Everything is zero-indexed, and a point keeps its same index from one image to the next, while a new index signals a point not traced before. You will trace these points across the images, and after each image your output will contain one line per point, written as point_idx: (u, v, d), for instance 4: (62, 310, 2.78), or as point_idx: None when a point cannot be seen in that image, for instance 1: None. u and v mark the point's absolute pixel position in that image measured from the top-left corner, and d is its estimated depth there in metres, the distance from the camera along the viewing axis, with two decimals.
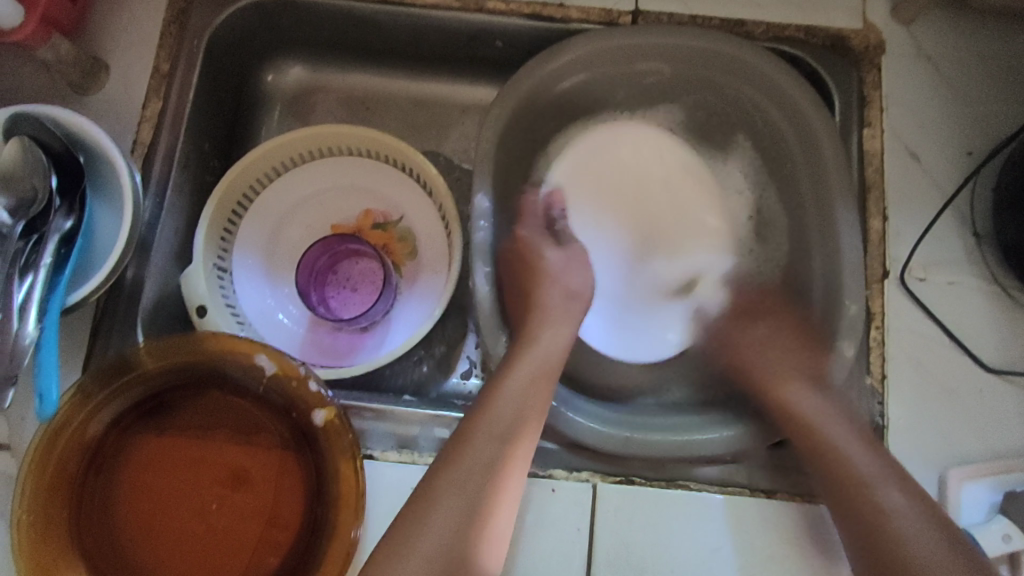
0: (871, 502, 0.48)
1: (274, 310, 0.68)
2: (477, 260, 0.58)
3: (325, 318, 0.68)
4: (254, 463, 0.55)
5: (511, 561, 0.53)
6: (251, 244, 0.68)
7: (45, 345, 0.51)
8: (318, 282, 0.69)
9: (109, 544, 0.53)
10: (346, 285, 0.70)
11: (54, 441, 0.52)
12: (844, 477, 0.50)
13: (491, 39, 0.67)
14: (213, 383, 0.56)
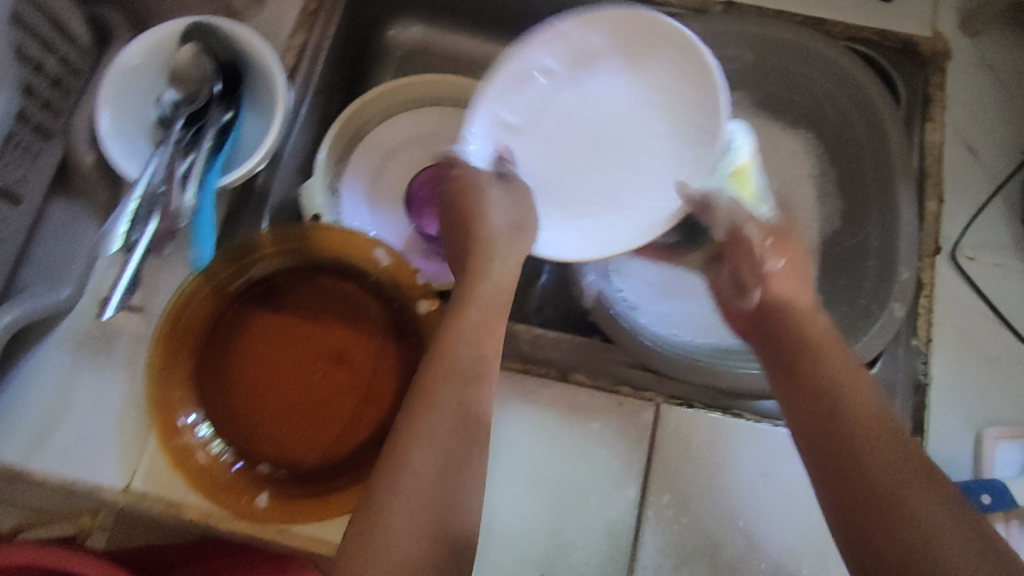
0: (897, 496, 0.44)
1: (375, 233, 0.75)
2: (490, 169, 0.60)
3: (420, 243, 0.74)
4: (354, 345, 0.62)
5: (576, 460, 0.60)
6: (360, 172, 0.76)
7: (201, 211, 0.58)
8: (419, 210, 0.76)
9: (222, 395, 0.60)
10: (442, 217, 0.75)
11: (193, 294, 0.59)
12: (876, 477, 0.45)
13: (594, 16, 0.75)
14: (321, 272, 0.63)
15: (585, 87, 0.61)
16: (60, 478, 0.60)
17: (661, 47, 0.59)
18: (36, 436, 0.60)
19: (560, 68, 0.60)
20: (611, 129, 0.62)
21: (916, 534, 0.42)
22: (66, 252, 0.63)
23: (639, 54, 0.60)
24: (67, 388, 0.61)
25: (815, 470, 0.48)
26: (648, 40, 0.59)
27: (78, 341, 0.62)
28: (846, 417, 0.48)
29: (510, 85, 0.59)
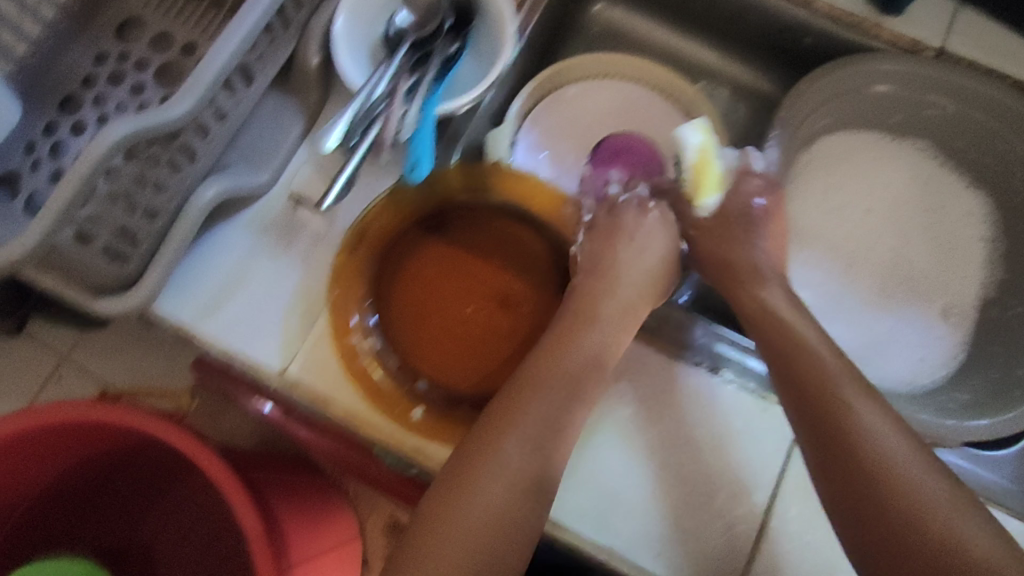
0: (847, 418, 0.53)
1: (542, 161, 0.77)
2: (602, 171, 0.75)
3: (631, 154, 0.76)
4: (519, 293, 0.64)
5: (711, 451, 0.61)
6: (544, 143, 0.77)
7: (421, 128, 0.61)
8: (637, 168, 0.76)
9: (390, 308, 0.62)
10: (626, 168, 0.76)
11: (383, 212, 0.63)
12: (827, 402, 0.54)
13: (801, 36, 0.75)
14: (496, 215, 0.66)
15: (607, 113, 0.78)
16: (223, 351, 0.62)
17: (619, 80, 0.78)
18: (207, 304, 0.63)
19: (580, 109, 0.78)
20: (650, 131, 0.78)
21: (862, 451, 0.52)
22: (269, 142, 0.66)
23: (614, 86, 0.78)
24: (242, 267, 0.64)
25: (792, 405, 0.56)
26: (617, 76, 0.78)
27: (263, 226, 0.65)
28: (799, 355, 0.57)
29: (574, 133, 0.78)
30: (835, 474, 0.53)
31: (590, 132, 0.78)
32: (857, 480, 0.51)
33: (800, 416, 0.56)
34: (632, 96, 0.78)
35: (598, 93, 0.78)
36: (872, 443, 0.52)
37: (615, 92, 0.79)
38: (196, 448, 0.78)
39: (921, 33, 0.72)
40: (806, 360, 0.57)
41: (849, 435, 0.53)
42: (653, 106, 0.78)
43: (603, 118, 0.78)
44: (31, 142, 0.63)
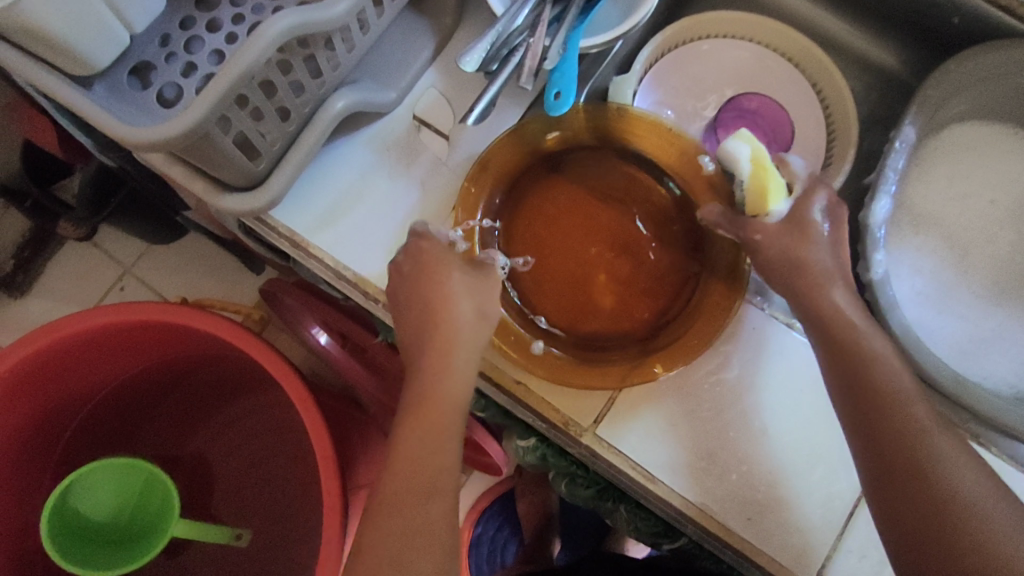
0: (910, 421, 0.51)
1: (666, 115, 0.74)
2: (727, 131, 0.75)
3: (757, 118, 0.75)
4: (638, 242, 0.63)
5: (808, 428, 0.59)
6: (671, 101, 0.75)
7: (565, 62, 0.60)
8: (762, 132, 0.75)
9: (510, 240, 0.63)
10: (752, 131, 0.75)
11: (507, 146, 0.62)
12: (896, 409, 0.51)
13: (951, 15, 0.71)
14: (619, 159, 0.65)
15: (733, 71, 0.76)
16: (336, 265, 0.63)
17: (751, 38, 0.76)
18: (325, 215, 0.63)
19: (708, 63, 0.76)
20: (774, 95, 0.75)
21: (922, 462, 0.50)
22: (399, 63, 0.65)
23: (745, 44, 0.76)
24: (361, 183, 0.64)
25: (847, 402, 0.53)
26: (750, 35, 0.75)
27: (384, 147, 0.65)
28: (869, 352, 0.53)
29: (698, 86, 0.76)
30: (889, 483, 0.51)
31: (713, 87, 0.76)
32: (909, 491, 0.50)
33: (857, 416, 0.52)
34: (763, 57, 0.76)
35: (727, 50, 0.76)
36: (934, 457, 0.50)
37: (744, 50, 0.76)
38: (276, 366, 0.78)
39: None
40: (880, 359, 0.52)
41: (910, 447, 0.50)
42: (783, 70, 0.75)
43: (729, 76, 0.76)
44: (166, 34, 0.61)
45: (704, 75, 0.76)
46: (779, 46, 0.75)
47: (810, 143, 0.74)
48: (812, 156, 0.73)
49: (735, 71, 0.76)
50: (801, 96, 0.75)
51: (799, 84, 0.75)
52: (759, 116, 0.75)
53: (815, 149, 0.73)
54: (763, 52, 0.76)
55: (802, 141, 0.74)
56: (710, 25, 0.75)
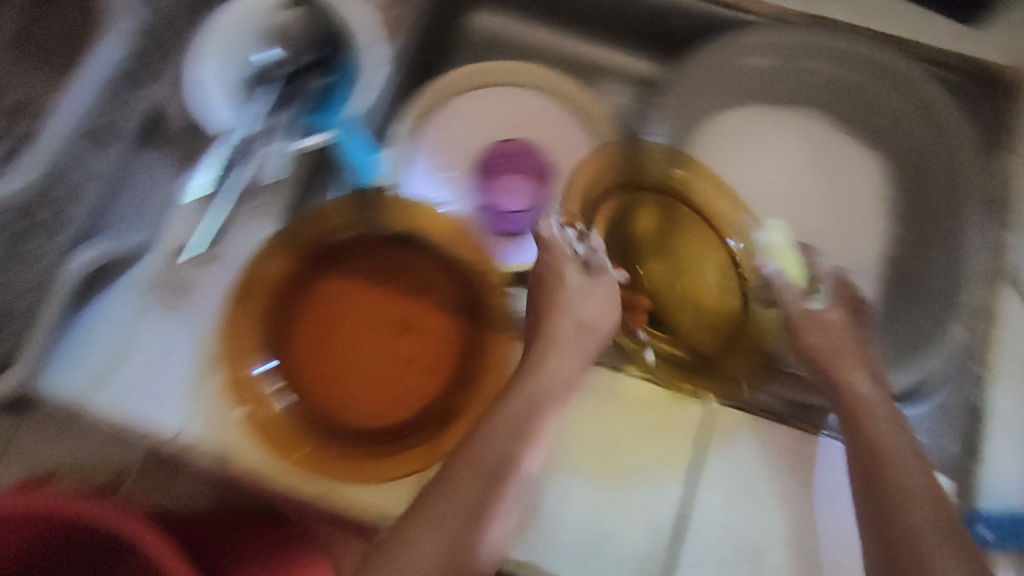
0: (906, 506, 0.49)
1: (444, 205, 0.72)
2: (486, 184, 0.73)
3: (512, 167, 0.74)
4: (419, 318, 0.62)
5: (617, 460, 0.58)
6: (455, 164, 0.75)
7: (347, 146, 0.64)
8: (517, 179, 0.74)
9: (293, 351, 0.60)
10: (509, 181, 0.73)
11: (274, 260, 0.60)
12: (911, 506, 0.49)
13: (677, 20, 0.75)
14: (393, 243, 0.63)
15: (495, 119, 0.77)
16: (117, 424, 0.59)
17: (506, 84, 0.77)
18: (97, 373, 0.60)
19: (467, 121, 0.76)
20: (541, 131, 0.76)
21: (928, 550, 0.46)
22: (145, 203, 0.61)
23: (501, 91, 0.77)
24: (130, 333, 0.61)
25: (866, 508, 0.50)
26: (502, 82, 0.76)
27: (149, 284, 0.62)
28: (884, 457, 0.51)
29: (465, 143, 0.76)
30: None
31: (481, 138, 0.76)
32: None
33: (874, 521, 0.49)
34: (523, 99, 0.77)
35: (487, 102, 0.77)
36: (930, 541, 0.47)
37: (502, 96, 0.77)
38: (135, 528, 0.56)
39: (789, 4, 0.73)
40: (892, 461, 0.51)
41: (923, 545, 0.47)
42: (544, 107, 0.76)
43: (495, 125, 0.76)
44: None
45: (471, 130, 0.76)
46: (532, 85, 0.76)
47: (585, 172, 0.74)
48: None
49: (499, 119, 0.76)
50: (566, 126, 0.75)
51: (562, 115, 0.76)
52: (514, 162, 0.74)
53: None
54: (521, 94, 0.77)
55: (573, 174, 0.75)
56: (461, 83, 0.75)
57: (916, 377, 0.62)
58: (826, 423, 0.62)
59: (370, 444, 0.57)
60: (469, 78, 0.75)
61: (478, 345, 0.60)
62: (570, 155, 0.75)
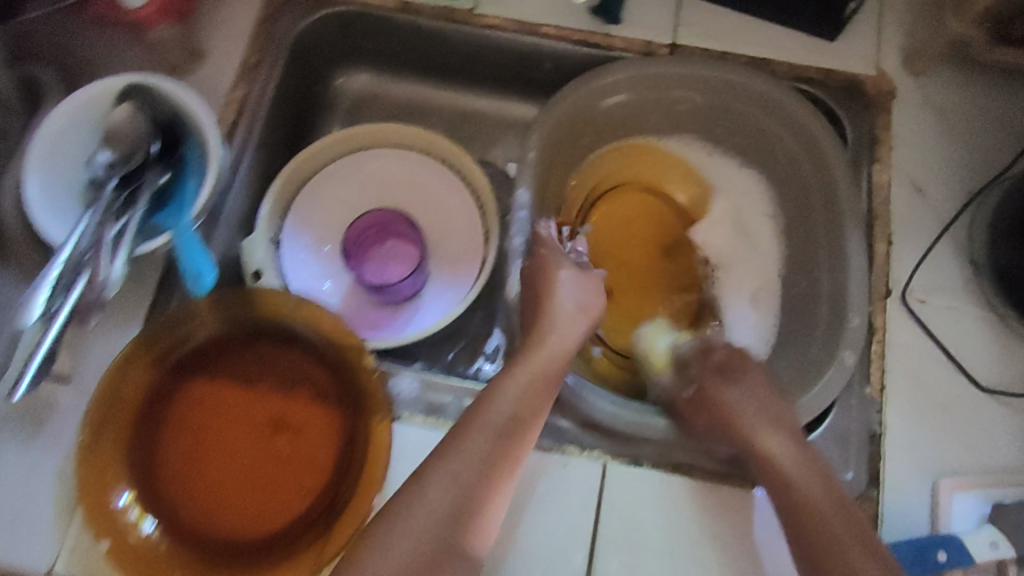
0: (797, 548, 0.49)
1: (322, 289, 0.72)
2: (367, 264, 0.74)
3: (391, 243, 0.75)
4: (293, 412, 0.60)
5: (509, 537, 0.56)
6: (334, 237, 0.74)
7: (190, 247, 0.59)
8: (395, 254, 0.74)
9: (165, 464, 0.58)
10: (388, 257, 0.74)
11: (133, 370, 0.58)
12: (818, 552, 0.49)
13: (541, 62, 0.75)
14: (262, 336, 0.62)
15: (370, 184, 0.76)
16: None
17: (375, 146, 0.75)
18: None
19: (341, 190, 0.75)
20: (419, 189, 0.75)
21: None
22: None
23: (372, 152, 0.75)
24: None
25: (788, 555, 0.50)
26: (373, 144, 0.74)
27: (9, 413, 0.60)
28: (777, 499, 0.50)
29: (343, 211, 0.75)
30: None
31: (359, 203, 0.75)
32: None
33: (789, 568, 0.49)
34: (396, 159, 0.75)
35: (360, 166, 0.75)
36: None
37: (374, 159, 0.75)
38: None
39: (650, 34, 0.71)
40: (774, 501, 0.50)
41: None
42: (419, 165, 0.75)
43: (371, 189, 0.76)
44: None
45: (348, 197, 0.75)
46: (402, 145, 0.75)
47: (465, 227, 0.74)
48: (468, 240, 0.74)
49: (374, 184, 0.76)
50: (442, 183, 0.75)
51: (436, 171, 0.75)
52: (394, 238, 0.75)
53: (472, 228, 0.74)
54: (393, 154, 0.75)
55: (453, 232, 0.74)
56: (326, 147, 0.73)
57: (826, 403, 0.59)
58: (724, 465, 0.60)
59: (247, 557, 0.55)
60: (337, 144, 0.73)
61: (355, 433, 0.58)
62: (449, 212, 0.75)
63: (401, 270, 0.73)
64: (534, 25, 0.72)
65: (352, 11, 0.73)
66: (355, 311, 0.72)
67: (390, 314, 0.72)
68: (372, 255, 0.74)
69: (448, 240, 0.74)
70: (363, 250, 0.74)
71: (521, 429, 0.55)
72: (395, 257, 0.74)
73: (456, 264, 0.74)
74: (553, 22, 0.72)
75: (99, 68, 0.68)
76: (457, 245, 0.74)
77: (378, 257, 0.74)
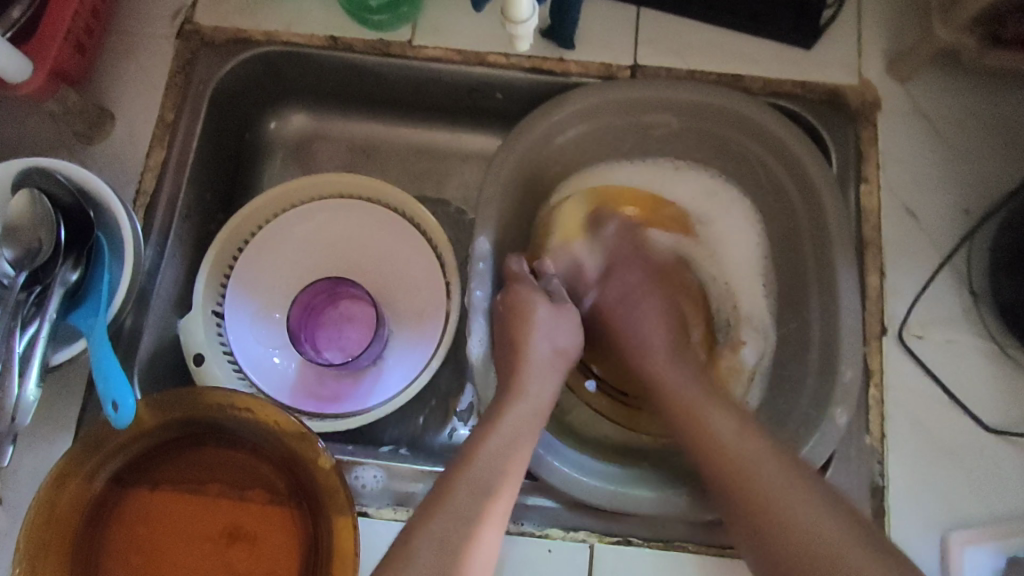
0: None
1: (272, 360, 0.67)
2: (323, 329, 0.69)
3: (346, 304, 0.69)
4: (248, 518, 0.55)
5: None
6: (282, 302, 0.68)
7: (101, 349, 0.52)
8: (351, 316, 0.69)
9: None
10: (343, 319, 0.69)
11: (64, 490, 0.51)
12: None
13: (492, 92, 0.68)
14: (209, 436, 0.56)
15: (316, 239, 0.69)
16: None
17: (316, 197, 0.68)
18: None
19: (285, 248, 0.68)
20: (370, 240, 0.69)
21: None
22: None
23: (314, 203, 0.68)
24: None
25: None
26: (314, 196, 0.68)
27: None
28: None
29: (290, 271, 0.69)
30: None
31: (307, 260, 0.69)
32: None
33: None
34: (342, 209, 0.69)
35: (305, 221, 0.68)
36: None
37: (317, 212, 0.68)
38: None
39: (609, 55, 0.64)
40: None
41: None
42: (368, 214, 0.69)
43: (319, 243, 0.69)
44: None
45: (295, 255, 0.69)
46: (346, 193, 0.68)
47: (422, 280, 0.68)
48: (428, 291, 0.68)
49: (320, 237, 0.69)
50: (395, 232, 0.69)
51: (386, 220, 0.68)
52: (349, 298, 0.69)
53: (431, 280, 0.68)
54: (338, 204, 0.68)
55: (413, 285, 0.68)
56: (263, 206, 0.66)
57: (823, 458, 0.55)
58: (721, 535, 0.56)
59: None
60: (273, 201, 0.66)
61: (318, 542, 0.52)
62: (405, 264, 0.69)
63: (361, 335, 0.69)
64: (479, 53, 0.65)
65: (276, 51, 0.66)
66: (312, 382, 0.66)
67: (350, 383, 0.66)
68: (327, 318, 0.69)
69: (406, 294, 0.68)
70: (318, 314, 0.69)
71: (495, 511, 0.49)
72: (350, 320, 0.69)
73: (417, 320, 0.67)
74: (500, 49, 0.65)
75: (17, 152, 0.64)
76: (416, 299, 0.68)
77: (335, 319, 0.69)
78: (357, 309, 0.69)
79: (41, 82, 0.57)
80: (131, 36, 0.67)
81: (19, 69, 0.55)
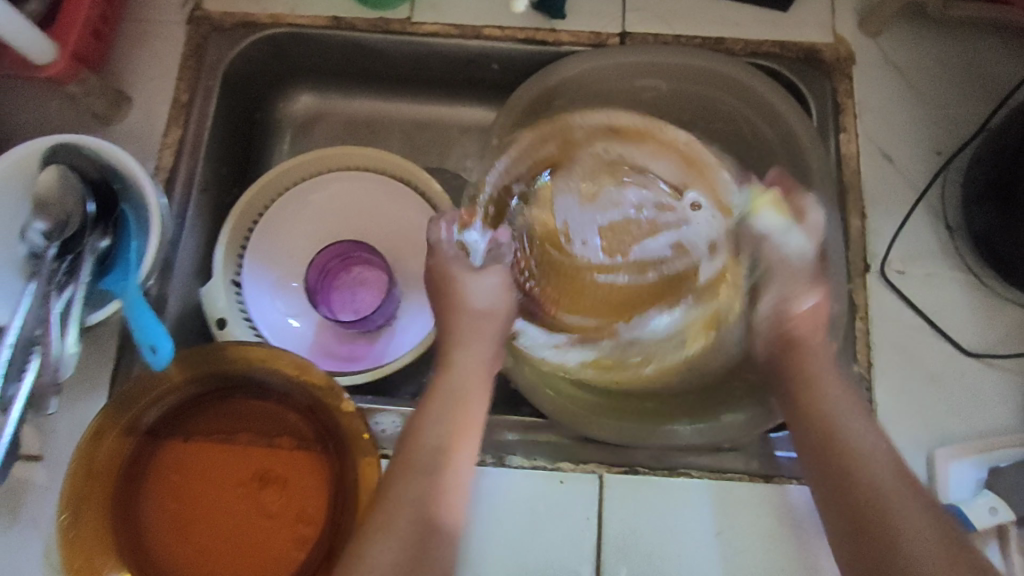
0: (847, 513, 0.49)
1: (290, 324, 0.70)
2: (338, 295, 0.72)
3: (358, 270, 0.73)
4: (277, 463, 0.58)
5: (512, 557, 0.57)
6: (297, 270, 0.72)
7: (134, 304, 0.55)
8: (361, 280, 0.73)
9: (150, 533, 0.56)
10: (356, 284, 0.73)
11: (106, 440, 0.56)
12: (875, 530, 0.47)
13: (489, 63, 0.72)
14: (237, 388, 0.60)
15: (329, 210, 0.73)
16: None
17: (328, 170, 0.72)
18: None
19: (299, 219, 0.72)
20: (379, 209, 0.73)
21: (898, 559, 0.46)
22: None
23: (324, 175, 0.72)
24: None
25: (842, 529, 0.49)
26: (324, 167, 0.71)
27: None
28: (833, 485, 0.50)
29: (304, 241, 0.72)
30: None
31: (320, 230, 0.73)
32: None
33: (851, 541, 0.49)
34: (352, 180, 0.72)
35: (316, 192, 0.72)
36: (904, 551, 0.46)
37: (328, 182, 0.72)
38: None
39: (598, 24, 0.68)
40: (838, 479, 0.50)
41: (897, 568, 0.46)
42: (376, 183, 0.72)
43: (330, 213, 0.73)
44: None
45: (307, 226, 0.72)
46: (355, 164, 0.71)
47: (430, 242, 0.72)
48: None
49: (332, 207, 0.73)
50: (403, 199, 0.72)
51: (394, 188, 0.72)
52: (361, 264, 0.73)
53: None
54: (347, 175, 0.72)
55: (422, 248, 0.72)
56: (277, 179, 0.69)
57: None
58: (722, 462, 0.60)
59: None
60: (286, 173, 0.70)
61: (346, 478, 0.56)
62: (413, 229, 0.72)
63: (372, 299, 0.72)
64: (476, 27, 0.69)
65: (281, 33, 0.70)
66: (330, 342, 0.70)
67: (365, 343, 0.70)
68: (341, 283, 0.73)
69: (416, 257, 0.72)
70: (332, 279, 0.72)
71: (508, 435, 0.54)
72: (360, 284, 0.73)
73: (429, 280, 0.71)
74: (495, 22, 0.69)
75: (40, 135, 0.67)
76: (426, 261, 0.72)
77: (348, 284, 0.73)
78: (368, 274, 0.73)
79: (65, 65, 0.61)
80: (142, 23, 0.70)
81: (44, 53, 0.58)
